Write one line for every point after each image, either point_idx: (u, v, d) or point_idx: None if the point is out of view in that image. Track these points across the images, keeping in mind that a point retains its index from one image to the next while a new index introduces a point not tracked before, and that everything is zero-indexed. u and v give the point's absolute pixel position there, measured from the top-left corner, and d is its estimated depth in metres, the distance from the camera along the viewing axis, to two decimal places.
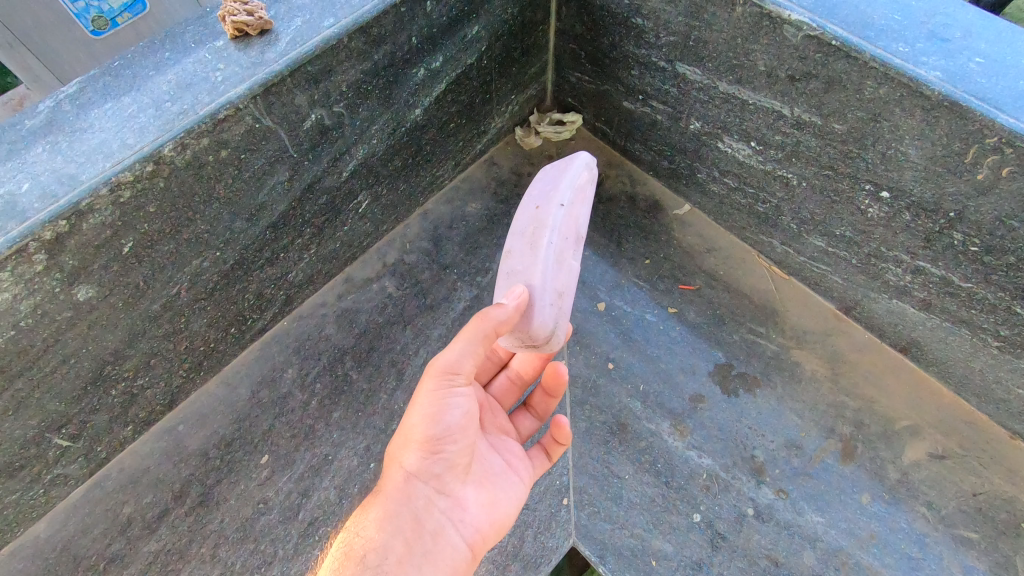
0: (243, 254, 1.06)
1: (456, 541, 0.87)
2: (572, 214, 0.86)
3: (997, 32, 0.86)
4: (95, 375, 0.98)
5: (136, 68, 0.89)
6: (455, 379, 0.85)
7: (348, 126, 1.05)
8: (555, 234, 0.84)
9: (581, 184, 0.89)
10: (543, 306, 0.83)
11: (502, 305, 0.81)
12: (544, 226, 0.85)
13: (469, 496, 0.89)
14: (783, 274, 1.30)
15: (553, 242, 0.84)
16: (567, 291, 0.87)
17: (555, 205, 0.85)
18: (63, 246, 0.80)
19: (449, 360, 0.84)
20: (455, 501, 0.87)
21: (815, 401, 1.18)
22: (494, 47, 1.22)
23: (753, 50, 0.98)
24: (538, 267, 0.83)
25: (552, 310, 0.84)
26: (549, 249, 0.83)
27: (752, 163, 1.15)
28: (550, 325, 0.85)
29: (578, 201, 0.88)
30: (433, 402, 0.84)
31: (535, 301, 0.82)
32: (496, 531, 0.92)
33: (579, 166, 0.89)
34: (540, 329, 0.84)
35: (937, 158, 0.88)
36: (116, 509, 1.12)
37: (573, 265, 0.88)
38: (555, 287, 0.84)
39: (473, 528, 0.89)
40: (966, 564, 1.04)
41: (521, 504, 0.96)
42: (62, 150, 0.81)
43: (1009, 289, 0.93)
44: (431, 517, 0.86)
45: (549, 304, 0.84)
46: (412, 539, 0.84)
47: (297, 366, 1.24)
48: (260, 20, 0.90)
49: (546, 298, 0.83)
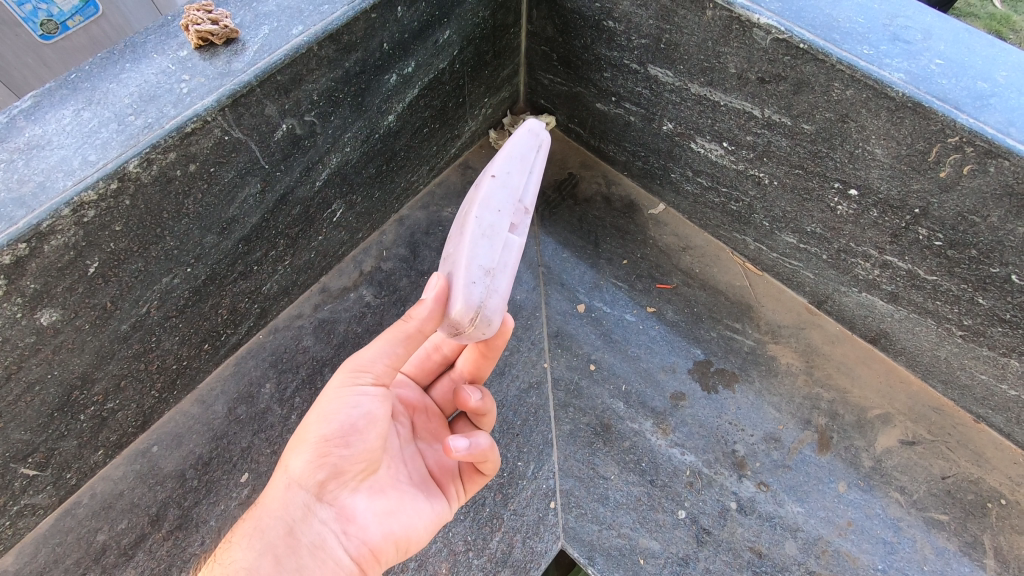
0: (216, 269, 1.03)
1: (337, 553, 0.83)
2: (506, 184, 0.83)
3: (955, 34, 0.89)
4: (61, 401, 0.94)
5: (95, 80, 0.85)
6: (363, 378, 0.83)
7: (320, 134, 1.03)
8: (480, 209, 0.81)
9: (517, 157, 0.84)
10: (466, 285, 0.79)
11: (422, 301, 0.81)
12: (475, 204, 0.82)
13: (360, 505, 0.85)
14: (757, 270, 1.33)
15: (479, 217, 0.81)
16: (499, 270, 0.81)
17: (485, 177, 0.82)
18: (24, 269, 0.77)
19: (361, 362, 0.83)
20: (341, 511, 0.84)
21: (791, 394, 1.21)
22: (466, 51, 1.21)
23: (723, 53, 0.99)
24: (461, 243, 0.81)
25: (480, 289, 0.80)
26: (473, 225, 0.80)
27: (725, 163, 1.17)
28: (476, 307, 0.80)
29: (517, 173, 0.84)
30: (333, 398, 0.82)
31: (458, 280, 0.79)
32: (393, 546, 0.88)
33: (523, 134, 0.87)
34: (468, 311, 0.80)
35: (902, 157, 0.90)
36: (89, 537, 1.08)
37: (509, 241, 0.82)
38: (482, 265, 0.79)
39: (363, 541, 0.85)
40: (937, 546, 1.08)
41: (427, 524, 0.92)
42: (17, 169, 0.77)
43: (971, 281, 0.96)
44: (309, 529, 0.82)
45: (474, 283, 0.79)
46: (284, 557, 0.79)
47: (274, 380, 1.22)
48: (226, 29, 0.87)
49: (469, 275, 0.79)
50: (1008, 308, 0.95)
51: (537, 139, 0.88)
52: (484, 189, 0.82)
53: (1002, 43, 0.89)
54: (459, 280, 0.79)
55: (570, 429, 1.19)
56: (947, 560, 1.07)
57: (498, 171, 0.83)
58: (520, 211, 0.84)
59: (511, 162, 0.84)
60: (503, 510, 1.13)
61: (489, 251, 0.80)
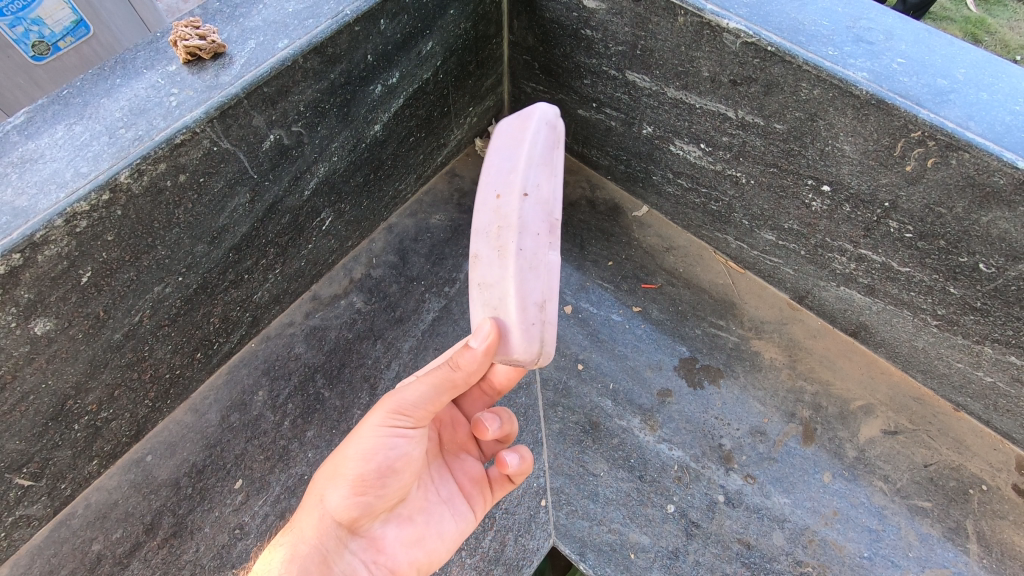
0: (207, 277, 1.05)
1: None
2: (537, 201, 0.82)
3: (916, 34, 0.93)
4: (56, 410, 0.95)
5: (86, 95, 0.88)
6: (400, 421, 0.88)
7: (308, 144, 1.06)
8: (522, 236, 0.80)
9: (537, 164, 0.84)
10: (526, 324, 0.82)
11: (471, 350, 0.83)
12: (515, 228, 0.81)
13: (390, 533, 0.92)
14: (739, 268, 1.36)
15: (523, 247, 0.80)
16: (549, 299, 0.83)
17: (519, 197, 0.81)
18: (18, 279, 0.79)
19: (402, 400, 0.87)
20: (371, 541, 0.91)
21: (775, 388, 1.23)
22: (449, 61, 1.24)
23: (697, 57, 1.03)
24: (510, 275, 0.80)
25: (538, 324, 0.82)
26: (519, 256, 0.80)
27: (703, 164, 1.20)
28: (538, 345, 0.84)
29: (543, 182, 0.83)
30: (369, 437, 0.87)
31: (516, 319, 0.81)
32: (421, 568, 0.94)
33: (538, 130, 0.86)
34: (531, 349, 0.83)
35: (869, 152, 0.94)
36: (84, 547, 1.09)
37: (551, 263, 0.83)
38: (535, 300, 0.82)
39: (392, 566, 0.91)
40: (921, 532, 1.10)
41: (455, 541, 0.99)
42: (11, 182, 0.80)
43: (942, 271, 0.99)
44: (341, 559, 0.86)
45: (533, 321, 0.82)
46: None
47: (267, 389, 1.24)
48: (214, 44, 0.90)
49: (528, 310, 0.81)
50: (978, 296, 0.98)
51: (553, 130, 0.87)
52: (526, 210, 0.81)
53: (961, 42, 0.92)
54: (516, 321, 0.81)
55: (560, 428, 1.21)
56: (931, 546, 1.09)
57: (528, 187, 0.82)
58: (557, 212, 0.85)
59: (532, 172, 0.83)
60: (495, 509, 1.14)
61: (538, 274, 0.82)
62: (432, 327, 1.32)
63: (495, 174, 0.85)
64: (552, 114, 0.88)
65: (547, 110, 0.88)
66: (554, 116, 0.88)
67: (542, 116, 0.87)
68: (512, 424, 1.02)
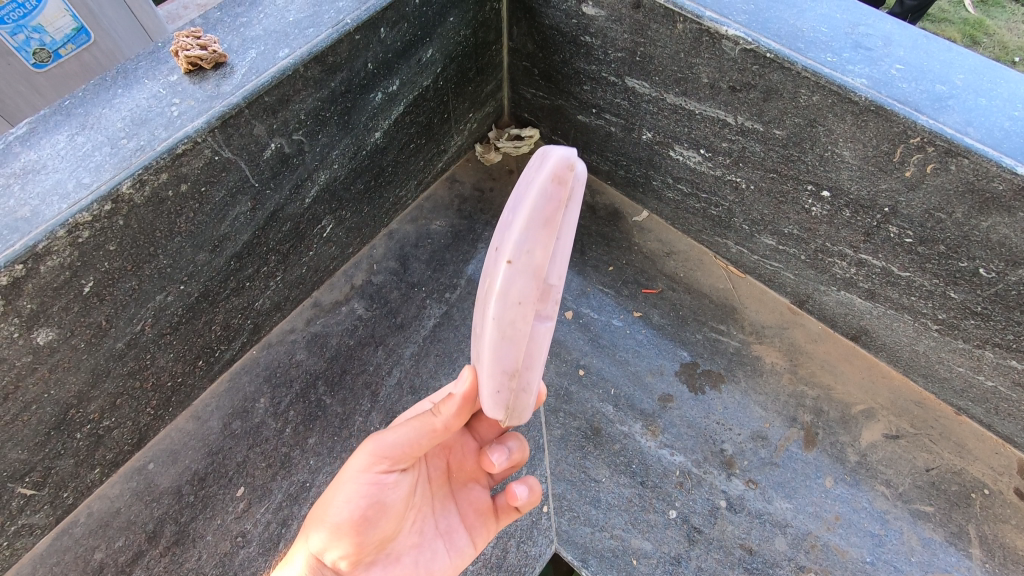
0: (209, 286, 1.05)
1: None
2: (523, 269, 0.71)
3: (914, 40, 0.93)
4: (58, 420, 0.96)
5: (88, 105, 0.88)
6: (380, 466, 0.88)
7: (308, 152, 1.06)
8: (498, 306, 0.72)
9: (533, 227, 0.70)
10: (491, 391, 0.78)
11: (449, 399, 0.84)
12: (494, 293, 0.73)
13: None
14: (740, 272, 1.36)
15: (498, 317, 0.73)
16: (523, 369, 0.77)
17: (500, 264, 0.71)
18: (20, 290, 0.79)
19: (382, 446, 0.87)
20: None
21: (776, 393, 1.23)
22: (449, 68, 1.25)
23: (696, 64, 1.03)
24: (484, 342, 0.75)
25: (506, 391, 0.78)
26: (493, 326, 0.73)
27: (703, 169, 1.21)
28: (502, 410, 0.80)
29: (536, 248, 0.70)
30: (348, 483, 0.88)
31: (485, 384, 0.78)
32: None
33: (541, 187, 0.70)
34: (495, 412, 0.80)
35: (869, 158, 0.94)
36: (86, 556, 1.09)
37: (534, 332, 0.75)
38: (504, 369, 0.76)
39: None
40: (923, 537, 1.10)
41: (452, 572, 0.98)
42: (13, 194, 0.80)
43: (942, 275, 0.99)
44: None
45: (500, 389, 0.78)
46: None
47: (268, 396, 1.24)
48: (215, 54, 0.91)
49: (495, 381, 0.77)
50: (979, 301, 0.98)
51: (565, 186, 0.70)
52: (502, 280, 0.71)
53: (959, 48, 0.93)
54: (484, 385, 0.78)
55: (561, 434, 1.21)
56: (933, 551, 1.08)
57: (513, 253, 0.70)
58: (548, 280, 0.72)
59: (524, 235, 0.70)
60: None
61: (511, 344, 0.75)
62: (433, 333, 1.32)
63: (505, 219, 0.75)
64: (566, 168, 0.70)
65: (559, 160, 0.70)
66: (568, 168, 0.70)
67: (549, 167, 0.70)
68: (523, 451, 0.99)
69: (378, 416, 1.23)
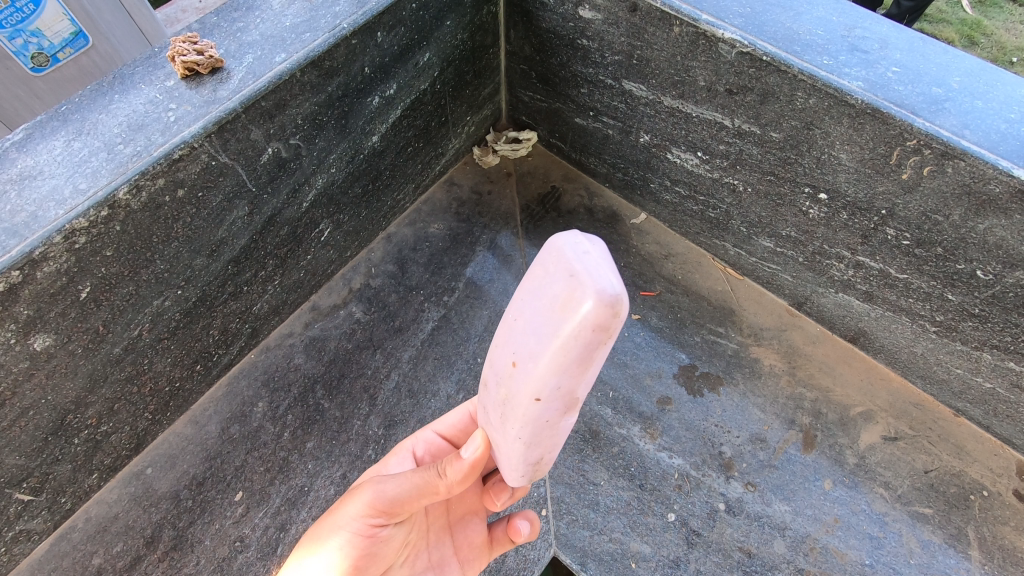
0: (206, 290, 1.05)
1: None
2: (556, 403, 0.63)
3: (910, 43, 0.93)
4: (56, 425, 0.95)
5: (85, 111, 0.88)
6: (377, 516, 0.85)
7: (306, 157, 1.06)
8: (527, 428, 0.66)
9: (568, 371, 0.59)
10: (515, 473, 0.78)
11: (458, 467, 0.82)
12: (520, 418, 0.66)
13: None
14: (737, 274, 1.37)
15: (526, 434, 0.68)
16: (548, 455, 0.75)
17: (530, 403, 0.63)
18: (17, 296, 0.79)
19: (380, 499, 0.84)
20: None
21: (775, 395, 1.23)
22: (446, 71, 1.25)
23: (693, 67, 1.03)
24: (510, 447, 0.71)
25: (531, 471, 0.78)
26: (521, 440, 0.69)
27: (700, 172, 1.21)
28: (527, 481, 0.81)
29: (570, 384, 0.61)
30: (343, 528, 0.85)
31: (510, 471, 0.77)
32: None
33: (581, 338, 0.55)
34: (520, 484, 0.81)
35: (865, 160, 0.94)
36: (84, 561, 1.08)
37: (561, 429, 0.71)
38: (530, 463, 0.74)
39: None
40: (922, 539, 1.09)
41: None
42: (10, 200, 0.80)
43: (940, 277, 0.99)
44: None
45: (525, 472, 0.77)
46: None
47: (266, 400, 1.24)
48: (211, 59, 0.91)
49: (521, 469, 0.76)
50: (976, 303, 0.98)
51: (609, 328, 0.56)
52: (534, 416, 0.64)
53: (955, 50, 0.93)
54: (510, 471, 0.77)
55: None
56: (932, 553, 1.08)
57: (545, 396, 0.61)
58: (577, 401, 0.65)
59: (555, 381, 0.60)
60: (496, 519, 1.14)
61: (537, 448, 0.71)
62: (432, 336, 1.32)
63: (518, 341, 0.61)
64: (614, 310, 0.54)
65: (603, 306, 0.54)
66: (613, 314, 0.54)
67: (588, 316, 0.54)
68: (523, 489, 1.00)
69: (376, 419, 1.23)
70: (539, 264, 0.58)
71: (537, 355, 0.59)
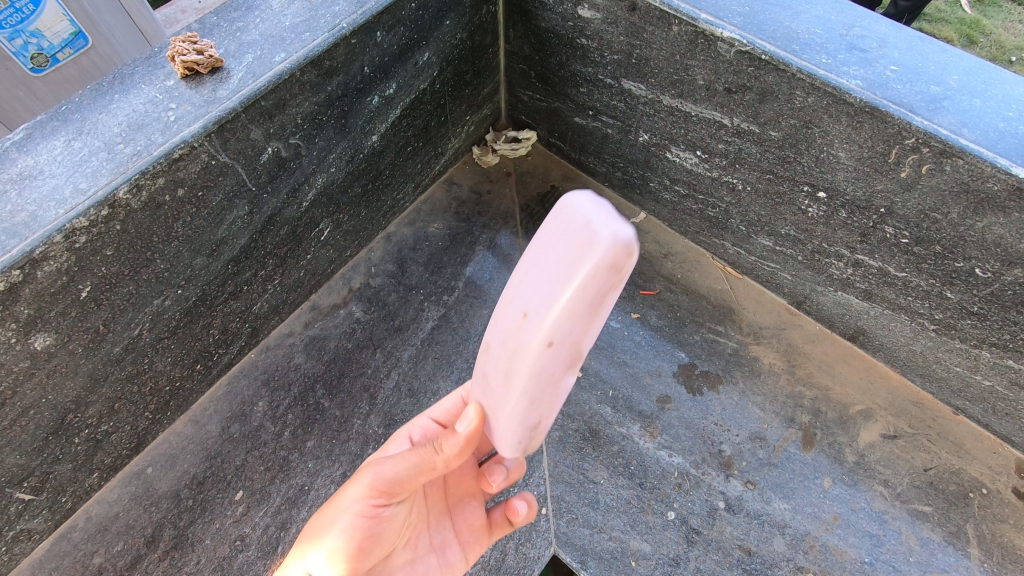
0: (206, 290, 1.05)
1: None
2: (563, 352, 0.63)
3: (908, 41, 0.93)
4: (56, 425, 0.96)
5: (85, 110, 0.88)
6: (377, 498, 0.85)
7: (306, 156, 1.06)
8: (531, 382, 0.65)
9: (579, 315, 0.59)
10: (513, 441, 0.76)
11: (456, 442, 0.81)
12: (525, 371, 0.64)
13: None
14: (737, 273, 1.37)
15: (530, 389, 0.66)
16: (544, 421, 0.74)
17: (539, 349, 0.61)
18: (17, 295, 0.79)
19: (379, 480, 0.84)
20: None
21: (774, 393, 1.24)
22: (446, 71, 1.25)
23: (692, 66, 1.04)
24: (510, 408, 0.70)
25: (526, 439, 0.77)
26: (524, 396, 0.67)
27: (700, 171, 1.21)
28: (522, 453, 0.79)
29: (579, 332, 0.61)
30: (344, 512, 0.85)
31: (507, 437, 0.75)
32: None
33: (595, 278, 0.56)
34: (514, 454, 0.79)
35: (864, 159, 0.94)
36: (84, 560, 1.09)
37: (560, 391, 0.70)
38: (528, 427, 0.73)
39: None
40: (922, 537, 1.10)
41: None
42: (11, 200, 0.80)
43: (938, 276, 0.99)
44: None
45: (522, 439, 0.76)
46: None
47: (266, 399, 1.24)
48: (211, 58, 0.91)
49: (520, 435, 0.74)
50: (975, 301, 0.98)
51: (621, 272, 0.57)
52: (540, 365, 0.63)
53: (953, 49, 0.93)
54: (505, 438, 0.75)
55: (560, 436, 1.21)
56: (932, 551, 1.08)
57: (553, 341, 0.61)
58: (580, 356, 0.65)
59: (566, 325, 0.60)
60: None
61: (537, 410, 0.71)
62: (431, 335, 1.32)
63: (529, 291, 0.61)
64: (629, 250, 0.56)
65: (619, 247, 0.55)
66: (626, 255, 0.56)
67: (604, 256, 0.55)
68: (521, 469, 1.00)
69: (376, 419, 1.23)
70: (552, 222, 0.60)
71: (548, 303, 0.59)
